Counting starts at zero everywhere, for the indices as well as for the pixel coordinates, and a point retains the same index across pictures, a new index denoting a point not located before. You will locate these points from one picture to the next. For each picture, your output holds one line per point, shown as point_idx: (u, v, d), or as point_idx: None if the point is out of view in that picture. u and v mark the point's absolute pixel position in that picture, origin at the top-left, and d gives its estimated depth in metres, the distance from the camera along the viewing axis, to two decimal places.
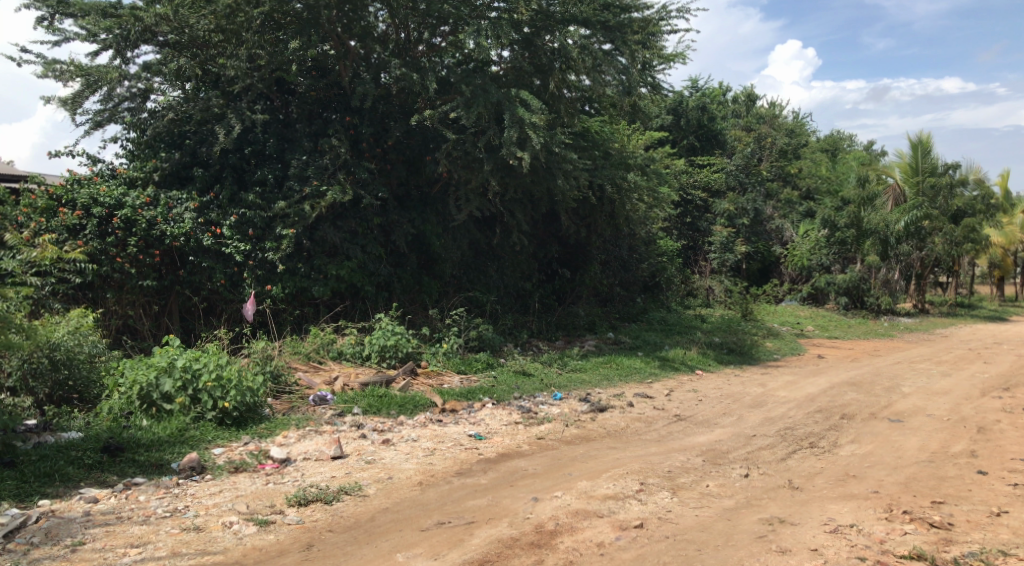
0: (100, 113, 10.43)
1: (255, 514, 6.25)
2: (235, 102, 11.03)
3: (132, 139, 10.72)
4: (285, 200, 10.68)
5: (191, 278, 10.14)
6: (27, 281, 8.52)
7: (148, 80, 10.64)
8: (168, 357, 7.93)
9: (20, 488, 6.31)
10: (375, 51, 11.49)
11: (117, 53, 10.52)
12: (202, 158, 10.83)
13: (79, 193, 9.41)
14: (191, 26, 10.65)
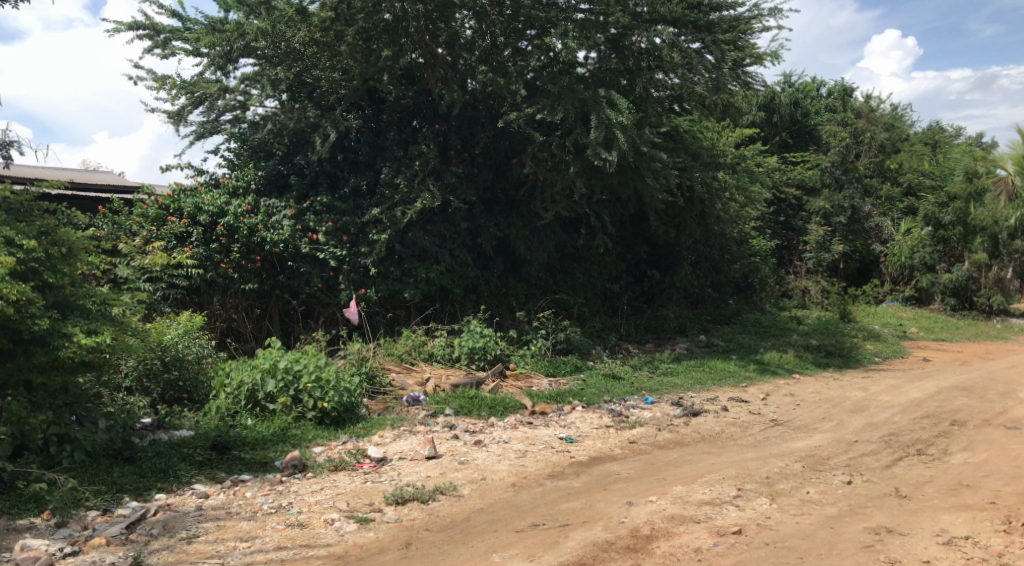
0: (203, 126, 10.86)
1: (355, 512, 6.43)
2: (329, 111, 11.50)
3: (234, 149, 11.20)
4: (377, 205, 11.02)
5: (290, 282, 10.49)
6: (140, 287, 9.08)
7: (247, 92, 11.05)
8: (271, 359, 8.29)
9: (139, 483, 6.73)
10: (462, 57, 11.61)
11: (218, 68, 10.95)
12: (298, 167, 11.35)
13: (185, 202, 9.87)
14: (289, 38, 10.93)
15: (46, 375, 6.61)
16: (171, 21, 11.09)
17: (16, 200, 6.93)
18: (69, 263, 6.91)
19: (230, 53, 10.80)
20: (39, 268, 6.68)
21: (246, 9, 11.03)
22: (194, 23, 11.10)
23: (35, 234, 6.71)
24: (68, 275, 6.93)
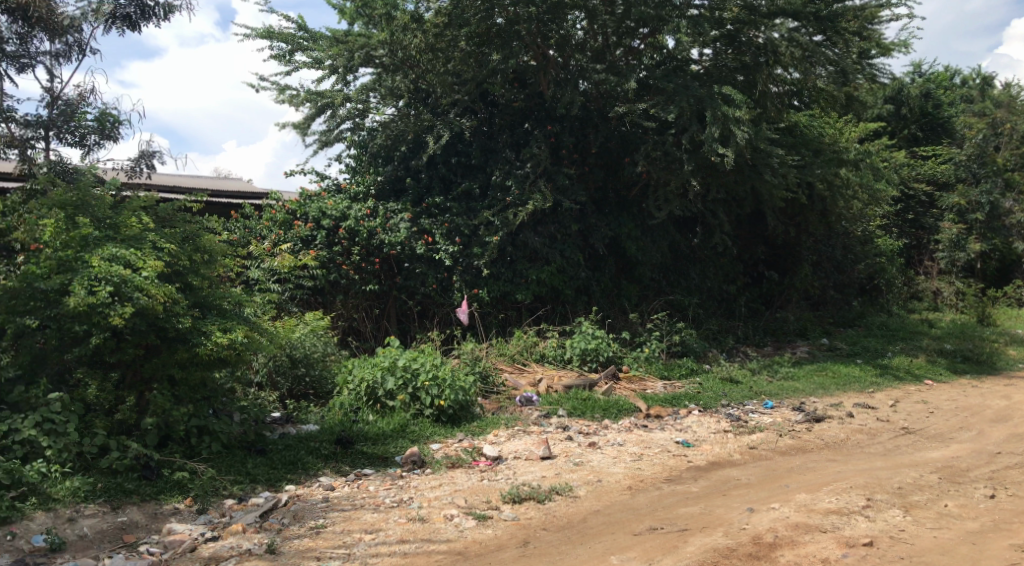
0: (326, 134, 11.28)
1: (473, 509, 6.54)
2: (443, 115, 11.70)
3: (354, 155, 11.66)
4: (489, 208, 11.23)
5: (407, 283, 10.74)
6: (270, 288, 9.51)
7: (367, 100, 11.45)
8: (390, 357, 8.55)
9: (271, 474, 7.10)
10: (574, 59, 11.70)
11: (340, 77, 11.34)
12: (414, 171, 11.70)
13: (310, 207, 10.33)
14: (406, 46, 11.23)
15: (187, 370, 7.08)
16: (298, 36, 11.69)
17: (163, 209, 7.58)
18: (208, 267, 7.49)
19: (352, 62, 11.13)
20: (184, 270, 7.30)
21: (365, 20, 11.52)
22: (318, 35, 11.57)
23: (178, 241, 7.31)
24: (207, 278, 7.48)
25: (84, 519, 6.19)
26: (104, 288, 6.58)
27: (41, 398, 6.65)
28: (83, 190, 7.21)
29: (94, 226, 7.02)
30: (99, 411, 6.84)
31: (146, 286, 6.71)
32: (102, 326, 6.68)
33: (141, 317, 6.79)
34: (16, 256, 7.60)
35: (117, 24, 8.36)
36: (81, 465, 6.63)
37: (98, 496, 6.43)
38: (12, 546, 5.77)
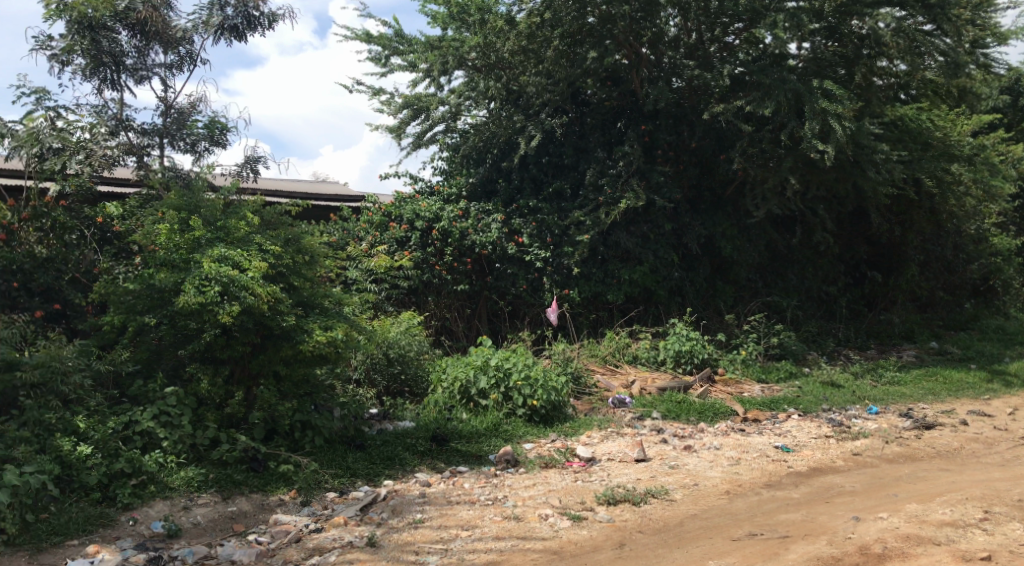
0: (421, 136, 11.50)
1: (567, 509, 6.55)
2: (535, 116, 11.78)
3: (447, 158, 11.95)
4: (581, 208, 11.29)
5: (498, 284, 10.82)
6: (368, 288, 9.78)
7: (459, 103, 11.71)
8: (483, 357, 8.66)
9: (370, 469, 7.31)
10: (668, 56, 11.63)
11: (434, 79, 11.49)
12: (505, 172, 11.82)
13: (405, 209, 10.58)
14: (498, 49, 11.39)
15: (290, 366, 7.36)
16: (393, 40, 11.97)
17: (267, 213, 7.91)
18: (310, 267, 7.75)
19: (448, 66, 11.32)
20: (286, 272, 7.56)
21: (458, 23, 11.51)
22: (413, 40, 11.80)
23: (281, 243, 7.58)
24: (308, 278, 7.75)
25: (197, 508, 6.50)
26: (214, 287, 6.89)
27: (159, 392, 7.07)
28: (195, 194, 7.59)
29: (205, 228, 7.37)
30: (210, 405, 7.21)
31: (252, 286, 6.95)
32: (213, 323, 7.00)
33: (248, 315, 7.05)
34: (134, 258, 8.39)
35: (225, 34, 8.86)
36: (194, 456, 6.96)
37: (210, 486, 6.74)
38: (134, 531, 6.14)
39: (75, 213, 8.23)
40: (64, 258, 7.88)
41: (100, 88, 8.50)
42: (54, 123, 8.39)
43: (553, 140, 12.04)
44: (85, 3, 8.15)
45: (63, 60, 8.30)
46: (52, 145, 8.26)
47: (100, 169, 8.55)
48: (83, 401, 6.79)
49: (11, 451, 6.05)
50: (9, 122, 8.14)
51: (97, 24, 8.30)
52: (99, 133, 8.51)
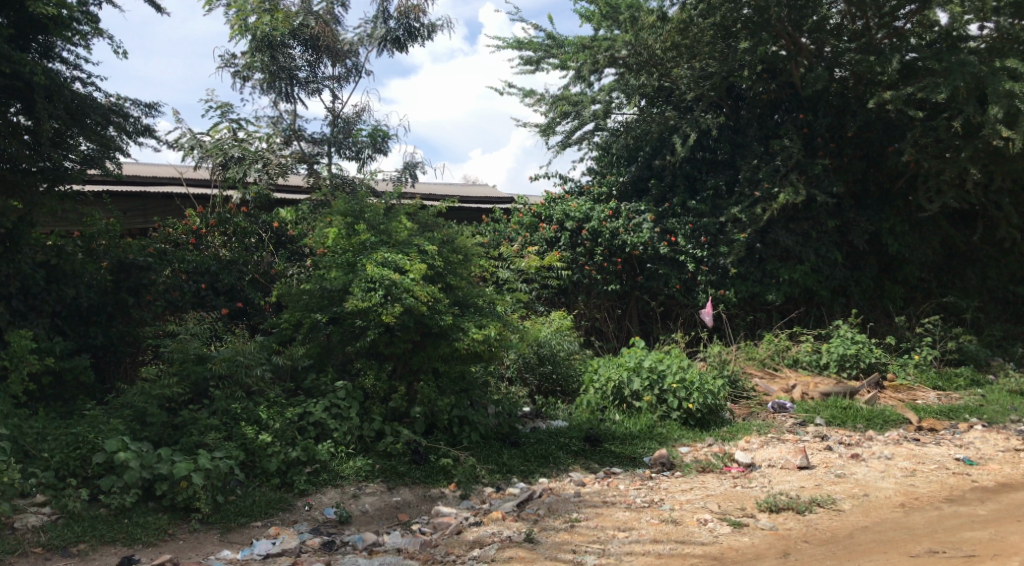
0: (572, 135, 11.50)
1: (727, 515, 6.37)
2: (689, 113, 11.58)
3: (596, 157, 11.96)
4: (737, 204, 11.04)
5: (649, 283, 10.84)
6: (519, 287, 9.92)
7: (611, 100, 11.64)
8: (636, 357, 8.64)
9: (525, 466, 7.45)
10: (830, 45, 11.16)
11: (584, 79, 11.58)
12: (656, 170, 11.66)
13: (555, 210, 10.69)
14: (650, 45, 11.25)
15: (448, 363, 7.64)
16: (545, 43, 12.15)
17: (422, 216, 8.18)
18: (464, 267, 7.96)
19: (597, 65, 11.42)
20: (443, 272, 7.79)
21: (610, 22, 11.52)
22: (564, 42, 11.87)
23: (437, 244, 7.82)
24: (463, 277, 7.96)
25: (365, 496, 6.86)
26: (378, 291, 7.23)
27: (329, 385, 7.52)
28: (359, 200, 7.97)
29: (369, 231, 7.76)
30: (376, 399, 7.59)
31: (413, 288, 7.22)
32: (377, 322, 7.35)
33: (409, 315, 7.33)
34: (304, 259, 9.14)
35: (388, 45, 9.97)
36: (361, 447, 7.36)
37: (376, 476, 7.09)
38: (309, 516, 6.54)
39: (254, 218, 9.09)
40: (245, 260, 8.70)
41: (276, 100, 9.40)
42: (237, 134, 9.35)
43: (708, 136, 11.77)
44: (267, 24, 8.90)
45: (246, 76, 9.27)
46: (234, 155, 9.22)
47: (275, 176, 9.46)
48: (264, 393, 7.33)
49: (202, 437, 6.60)
50: (198, 134, 9.19)
51: (275, 43, 9.01)
52: (275, 143, 9.60)
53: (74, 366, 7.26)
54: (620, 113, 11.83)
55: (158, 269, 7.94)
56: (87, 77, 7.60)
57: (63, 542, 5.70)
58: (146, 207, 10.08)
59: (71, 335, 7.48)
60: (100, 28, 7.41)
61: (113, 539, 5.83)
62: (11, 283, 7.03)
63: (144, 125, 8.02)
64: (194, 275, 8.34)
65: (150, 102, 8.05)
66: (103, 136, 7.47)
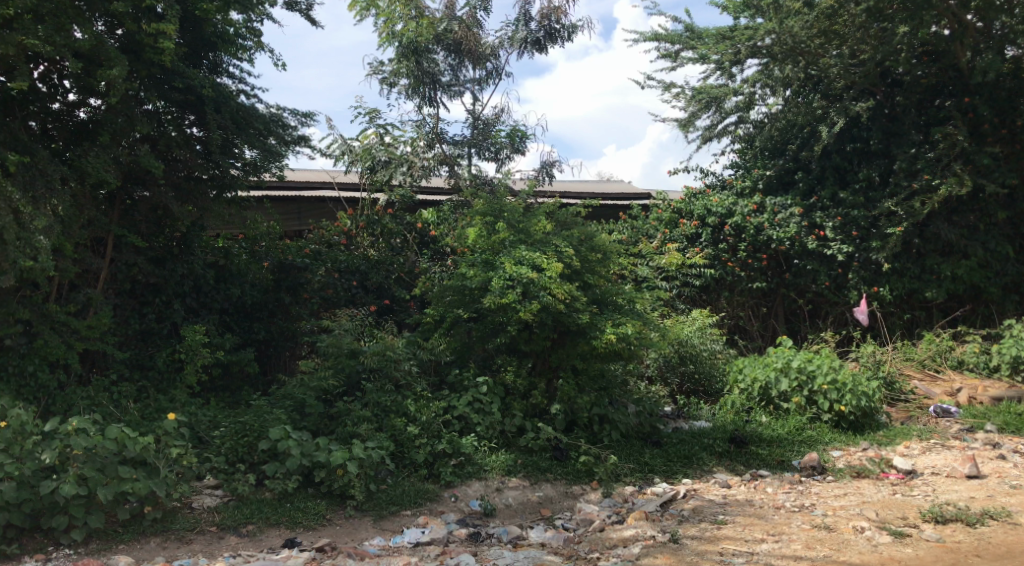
0: (712, 129, 11.29)
1: (886, 524, 6.01)
2: (838, 102, 11.12)
3: (739, 150, 11.82)
4: (892, 197, 10.51)
5: (797, 280, 10.81)
6: (660, 285, 10.08)
7: (754, 92, 11.41)
8: (784, 358, 8.36)
9: (669, 467, 7.37)
10: (1001, 21, 10.31)
11: (727, 71, 11.48)
12: (804, 162, 11.32)
13: (695, 205, 10.70)
14: (796, 33, 10.83)
15: (587, 361, 7.70)
16: (684, 34, 11.97)
17: (561, 214, 8.25)
18: (603, 265, 7.90)
19: (741, 56, 11.28)
20: (581, 271, 7.78)
21: (753, 10, 11.39)
22: (704, 33, 11.72)
23: (575, 243, 7.79)
24: (602, 276, 7.92)
25: (509, 490, 6.94)
26: (515, 289, 7.29)
27: (472, 381, 7.70)
28: (499, 199, 8.12)
29: (508, 230, 7.86)
30: (516, 394, 7.73)
31: (550, 286, 7.23)
32: (516, 319, 7.45)
33: (547, 312, 7.38)
34: (446, 258, 9.32)
35: (528, 47, 10.17)
36: (504, 441, 7.48)
37: (519, 470, 7.17)
38: (456, 507, 6.69)
39: (399, 219, 9.50)
40: (392, 261, 9.08)
41: (421, 105, 9.75)
42: (384, 139, 9.85)
43: (859, 124, 11.24)
44: (412, 31, 9.25)
45: (393, 82, 9.69)
46: (381, 158, 9.77)
47: (419, 178, 9.97)
48: (411, 386, 7.57)
49: (356, 428, 6.89)
50: (350, 140, 9.83)
51: (420, 48, 9.39)
52: (419, 146, 9.96)
53: (240, 360, 7.85)
54: (764, 104, 11.53)
55: (313, 269, 8.59)
56: (250, 89, 8.14)
57: (234, 523, 6.09)
58: (301, 209, 10.73)
59: (236, 331, 8.25)
60: (262, 42, 7.88)
61: (278, 521, 6.19)
62: (186, 282, 7.84)
63: (300, 134, 8.48)
64: (345, 274, 8.82)
65: (306, 111, 8.52)
66: (264, 144, 7.93)
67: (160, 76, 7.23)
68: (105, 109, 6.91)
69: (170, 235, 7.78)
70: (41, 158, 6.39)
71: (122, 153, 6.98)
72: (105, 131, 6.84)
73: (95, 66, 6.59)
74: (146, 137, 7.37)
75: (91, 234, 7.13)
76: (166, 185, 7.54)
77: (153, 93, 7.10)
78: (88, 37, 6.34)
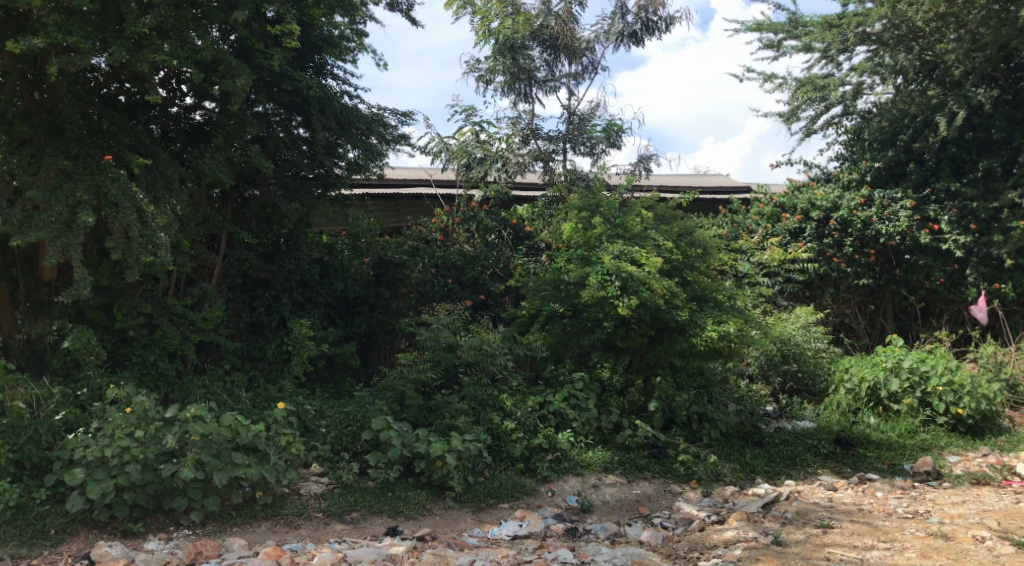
0: (816, 120, 10.91)
1: (1009, 534, 5.68)
2: (955, 90, 10.60)
3: (846, 142, 11.36)
4: (1015, 188, 9.97)
5: (908, 277, 10.43)
6: (761, 282, 9.83)
7: (862, 80, 10.96)
8: (893, 358, 8.09)
9: (771, 467, 7.20)
10: None
11: (834, 60, 11.08)
12: (917, 153, 10.79)
13: (800, 199, 10.44)
14: (911, 18, 10.38)
15: (686, 358, 7.52)
16: (787, 23, 11.62)
17: (662, 208, 8.14)
18: (703, 260, 7.75)
19: (849, 44, 10.90)
20: (680, 266, 7.64)
21: None
22: (809, 22, 11.38)
23: (674, 237, 7.68)
24: (701, 271, 7.77)
25: (606, 487, 6.93)
26: (614, 283, 7.20)
27: (568, 376, 7.72)
28: (595, 194, 8.12)
29: (605, 225, 7.80)
30: (612, 391, 7.70)
31: (649, 281, 7.10)
32: (613, 315, 7.44)
33: (645, 308, 7.32)
34: (541, 254, 9.39)
35: (624, 40, 10.09)
36: (600, 438, 7.49)
37: (616, 468, 7.16)
38: (553, 502, 6.71)
39: (493, 214, 9.61)
40: (487, 256, 9.17)
41: (516, 101, 9.85)
42: (479, 136, 10.00)
43: (980, 112, 10.62)
44: (509, 28, 9.37)
45: (489, 79, 9.80)
46: (477, 156, 9.95)
47: (514, 174, 10.02)
48: (507, 381, 7.60)
49: (454, 420, 7.02)
50: (446, 138, 9.96)
51: (516, 45, 9.47)
52: (513, 142, 10.00)
53: (343, 352, 8.12)
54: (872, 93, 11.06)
55: (410, 266, 8.74)
56: (353, 90, 8.36)
57: (340, 510, 6.29)
58: (399, 207, 11.00)
59: (340, 324, 8.55)
60: (365, 44, 8.09)
61: (380, 509, 6.36)
62: (293, 277, 8.20)
63: (400, 133, 8.66)
64: (442, 270, 8.95)
65: (405, 110, 8.69)
66: (366, 144, 8.18)
67: (270, 79, 7.51)
68: (218, 112, 7.28)
69: (278, 232, 8.14)
70: (162, 159, 6.77)
71: (235, 153, 7.32)
72: (219, 133, 7.20)
73: (211, 72, 6.86)
74: (257, 138, 7.70)
75: (206, 231, 7.51)
76: (275, 183, 7.87)
77: (262, 95, 7.41)
78: (207, 45, 6.52)
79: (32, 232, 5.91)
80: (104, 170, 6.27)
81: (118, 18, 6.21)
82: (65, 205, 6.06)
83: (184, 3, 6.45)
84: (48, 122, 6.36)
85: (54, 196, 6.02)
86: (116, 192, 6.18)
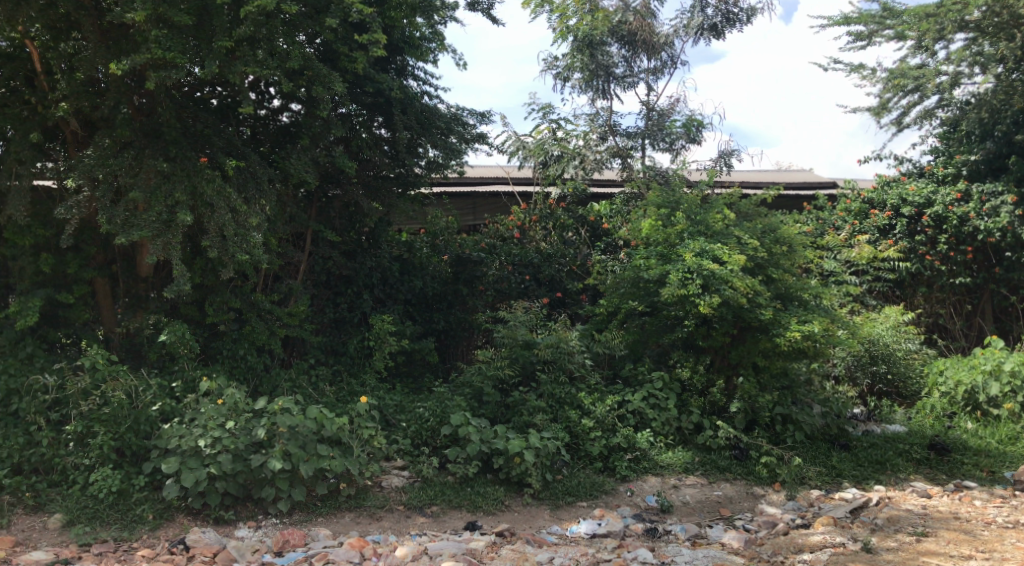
0: (908, 112, 10.49)
1: None
2: None
3: (941, 135, 10.88)
4: None
5: (1009, 275, 9.99)
6: (849, 280, 9.53)
7: (958, 70, 10.48)
8: (993, 360, 7.99)
9: (860, 471, 6.98)
10: None
11: (928, 50, 10.68)
12: (1019, 146, 10.25)
13: (889, 195, 10.10)
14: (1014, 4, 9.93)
15: (769, 359, 7.35)
16: (878, 12, 11.19)
17: (745, 205, 7.98)
18: (788, 258, 7.58)
19: (945, 32, 10.43)
20: (764, 264, 7.48)
21: None
22: (902, 11, 10.91)
23: (758, 235, 7.52)
24: (786, 269, 7.59)
25: (686, 488, 6.84)
26: (695, 281, 7.08)
27: (647, 375, 7.67)
28: (675, 191, 8.05)
29: (686, 222, 7.70)
30: (693, 391, 7.59)
31: (731, 279, 6.98)
32: (694, 314, 7.33)
33: (727, 307, 7.19)
34: (619, 251, 9.35)
35: (704, 34, 9.97)
36: (681, 438, 7.40)
37: (697, 468, 7.07)
38: (632, 501, 6.65)
39: (570, 212, 9.59)
40: (563, 253, 9.14)
41: (594, 98, 9.80)
42: (556, 134, 10.01)
43: None
44: (588, 24, 9.32)
45: (567, 76, 9.79)
46: (554, 153, 9.99)
47: (591, 171, 10.07)
48: (585, 379, 7.62)
49: (532, 418, 7.04)
50: (524, 136, 10.01)
51: (595, 41, 9.46)
52: (591, 139, 10.04)
53: (422, 348, 8.26)
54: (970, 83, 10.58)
55: (488, 263, 8.81)
56: (433, 91, 8.48)
57: (421, 503, 6.40)
58: (475, 205, 11.10)
59: (419, 320, 8.69)
60: (444, 44, 8.18)
61: (460, 504, 6.45)
62: (374, 274, 8.38)
63: (479, 132, 8.74)
64: (519, 267, 8.96)
65: (484, 110, 8.78)
66: (446, 143, 8.28)
67: (354, 80, 7.71)
68: (304, 113, 7.47)
69: (360, 230, 8.34)
70: (253, 161, 7.00)
71: (319, 153, 7.51)
72: (305, 134, 7.39)
73: (299, 77, 7.05)
74: (341, 138, 7.89)
75: (292, 229, 7.75)
76: (357, 183, 8.07)
77: (346, 97, 7.57)
78: (295, 49, 6.68)
79: (134, 231, 6.18)
80: (200, 171, 6.51)
81: (212, 28, 6.42)
82: (164, 205, 6.33)
83: (274, 13, 6.47)
84: (147, 126, 6.64)
85: (154, 197, 6.29)
86: (212, 193, 6.43)
